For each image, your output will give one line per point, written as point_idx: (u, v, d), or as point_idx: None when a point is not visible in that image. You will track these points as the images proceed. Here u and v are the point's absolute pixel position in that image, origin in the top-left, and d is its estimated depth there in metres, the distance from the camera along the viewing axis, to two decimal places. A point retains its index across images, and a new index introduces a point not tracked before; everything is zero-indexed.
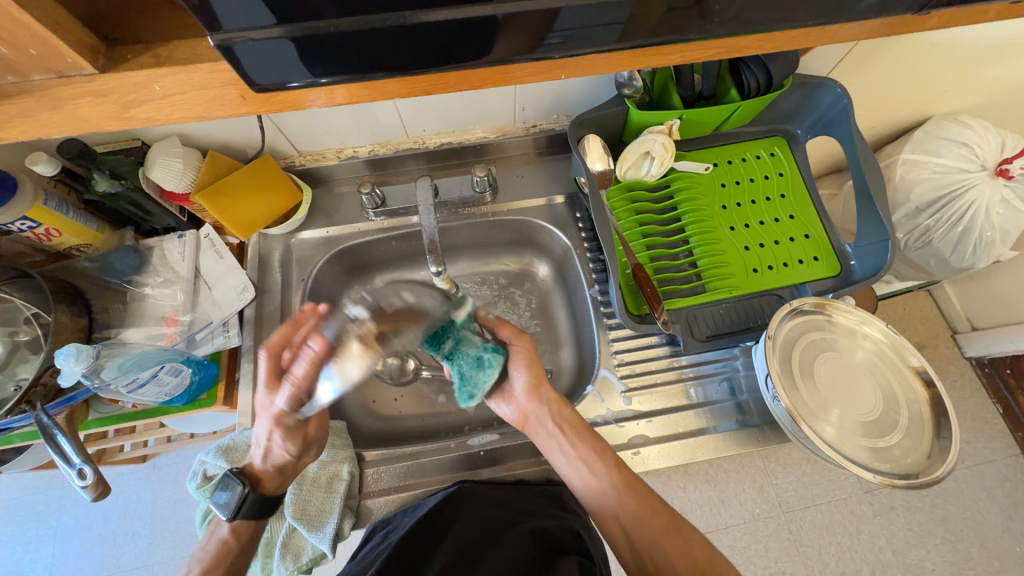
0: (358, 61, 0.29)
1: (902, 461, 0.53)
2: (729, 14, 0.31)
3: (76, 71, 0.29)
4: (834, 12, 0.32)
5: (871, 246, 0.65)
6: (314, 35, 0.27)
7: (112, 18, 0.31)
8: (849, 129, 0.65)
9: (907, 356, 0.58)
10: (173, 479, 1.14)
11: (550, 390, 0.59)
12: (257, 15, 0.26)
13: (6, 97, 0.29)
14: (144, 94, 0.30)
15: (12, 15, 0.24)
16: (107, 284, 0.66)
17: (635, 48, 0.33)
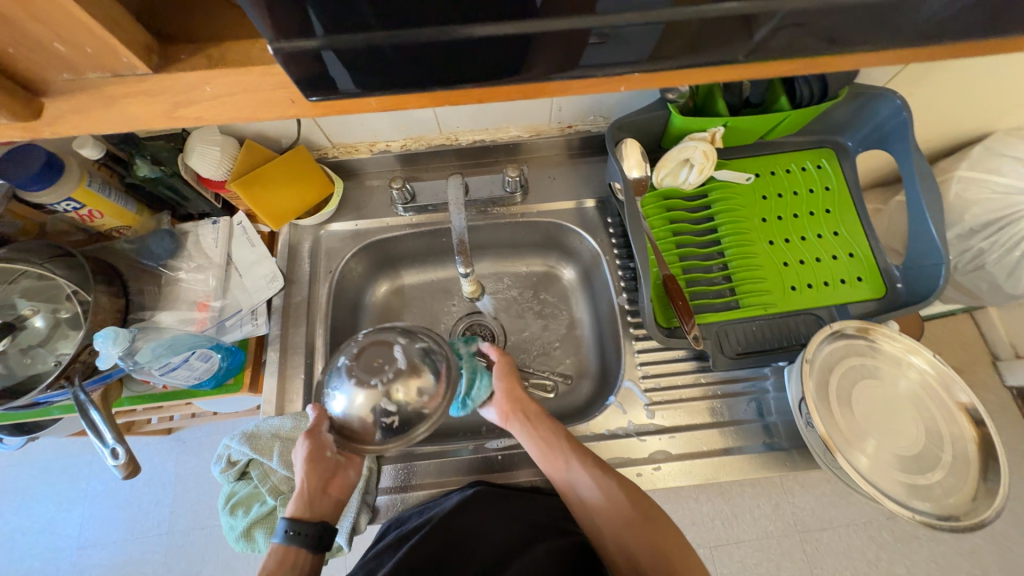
0: (409, 72, 0.29)
1: (943, 500, 0.50)
2: (804, 24, 0.29)
3: (130, 70, 0.29)
4: (925, 28, 0.29)
5: (922, 269, 0.61)
6: (362, 48, 0.27)
7: (165, 17, 0.31)
8: (907, 144, 0.61)
9: (955, 391, 0.54)
10: (195, 452, 1.18)
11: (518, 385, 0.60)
12: (306, 25, 0.25)
13: (66, 94, 0.29)
14: (195, 95, 0.30)
15: (71, 13, 0.24)
16: (143, 266, 0.68)
17: (698, 61, 0.31)
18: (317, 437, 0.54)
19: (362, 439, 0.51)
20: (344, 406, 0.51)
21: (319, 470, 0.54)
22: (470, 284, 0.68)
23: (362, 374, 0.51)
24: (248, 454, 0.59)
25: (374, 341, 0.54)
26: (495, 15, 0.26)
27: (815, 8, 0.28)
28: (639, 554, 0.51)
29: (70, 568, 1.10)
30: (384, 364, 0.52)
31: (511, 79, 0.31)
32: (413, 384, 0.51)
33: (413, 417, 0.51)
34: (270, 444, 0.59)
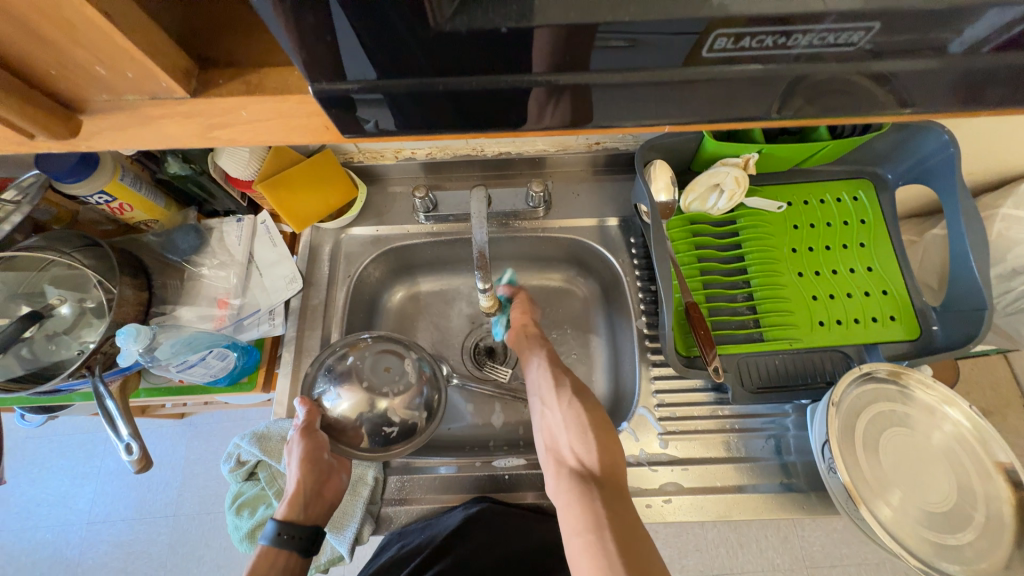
0: (450, 116, 0.29)
1: (974, 564, 0.48)
2: (848, 72, 0.28)
3: (168, 93, 0.29)
4: (983, 82, 0.28)
5: (961, 313, 0.58)
6: (411, 92, 0.28)
7: (206, 39, 0.31)
8: (952, 181, 0.58)
9: (994, 450, 0.51)
10: (205, 438, 1.20)
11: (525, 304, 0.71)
12: (362, 68, 0.26)
13: (109, 114, 0.30)
14: (230, 118, 0.30)
15: (116, 43, 0.25)
16: (168, 260, 0.69)
17: (737, 106, 0.30)
18: (312, 438, 0.58)
19: (351, 437, 0.59)
20: (345, 403, 0.60)
21: (314, 474, 0.56)
22: (489, 300, 0.66)
23: (369, 380, 0.60)
24: (258, 455, 0.59)
25: (390, 353, 0.63)
26: (536, 62, 0.27)
27: (864, 65, 0.27)
28: (573, 430, 0.57)
29: (78, 542, 1.12)
30: (388, 375, 0.61)
31: (546, 114, 0.30)
32: (408, 395, 0.61)
33: (410, 427, 0.60)
34: (279, 446, 0.60)
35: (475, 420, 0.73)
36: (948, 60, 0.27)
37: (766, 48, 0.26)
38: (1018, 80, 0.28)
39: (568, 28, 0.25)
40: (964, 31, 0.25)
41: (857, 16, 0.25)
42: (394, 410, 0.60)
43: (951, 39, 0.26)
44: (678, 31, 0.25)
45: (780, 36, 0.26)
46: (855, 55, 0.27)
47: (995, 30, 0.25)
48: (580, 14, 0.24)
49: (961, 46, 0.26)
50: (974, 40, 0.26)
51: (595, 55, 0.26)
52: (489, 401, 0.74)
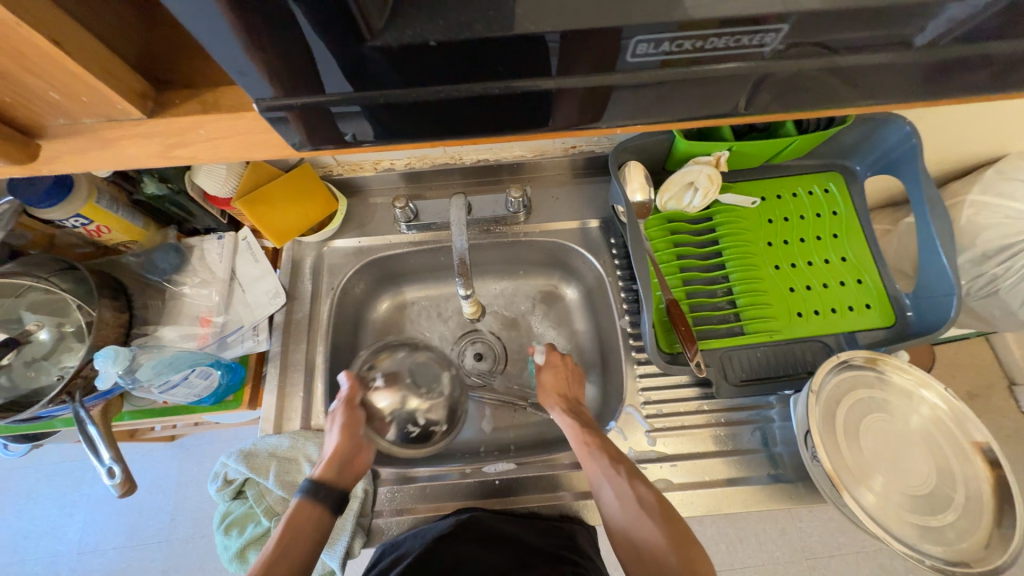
0: (420, 125, 0.31)
1: (955, 544, 0.48)
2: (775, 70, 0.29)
3: (124, 115, 0.30)
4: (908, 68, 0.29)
5: (934, 298, 0.59)
6: (384, 103, 0.29)
7: (162, 62, 0.32)
8: (916, 170, 0.60)
9: (970, 430, 0.53)
10: (197, 460, 1.18)
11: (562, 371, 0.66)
12: (331, 82, 0.27)
13: (67, 137, 0.31)
14: (190, 137, 0.31)
15: (66, 68, 0.26)
16: (149, 281, 0.68)
17: (679, 103, 0.32)
18: (352, 410, 0.58)
19: (383, 431, 0.59)
20: (384, 399, 0.59)
21: (349, 445, 0.56)
22: (472, 305, 0.66)
23: (413, 377, 0.60)
24: (244, 473, 0.59)
25: (434, 359, 0.63)
26: (476, 70, 0.28)
27: (785, 62, 0.29)
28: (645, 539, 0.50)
29: (69, 573, 1.10)
30: (425, 377, 0.61)
31: (499, 122, 0.32)
32: (435, 404, 0.60)
33: (431, 433, 0.60)
34: (267, 462, 0.59)
35: (466, 427, 0.73)
36: (864, 58, 0.29)
37: (687, 52, 0.28)
38: (940, 70, 0.29)
39: (499, 40, 0.26)
40: (885, 26, 0.27)
41: (778, 20, 0.26)
42: (426, 415, 0.59)
43: (864, 39, 0.28)
44: (599, 39, 0.27)
45: (697, 40, 0.27)
46: (774, 54, 0.28)
47: (905, 24, 0.27)
48: (511, 26, 0.25)
49: (876, 40, 0.28)
50: (885, 38, 0.28)
51: (531, 65, 0.28)
52: (479, 407, 0.75)
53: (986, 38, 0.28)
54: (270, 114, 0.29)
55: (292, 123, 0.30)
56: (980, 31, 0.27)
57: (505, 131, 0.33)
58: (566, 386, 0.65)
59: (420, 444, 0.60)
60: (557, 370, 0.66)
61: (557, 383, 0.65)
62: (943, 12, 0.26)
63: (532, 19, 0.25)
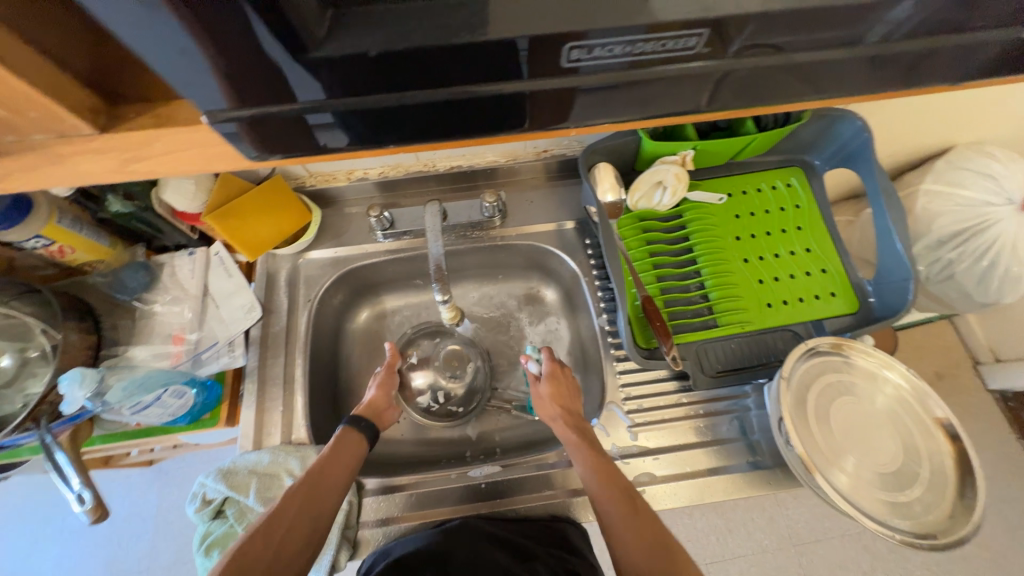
0: (396, 130, 0.32)
1: (923, 518, 0.51)
2: (714, 70, 0.31)
3: (74, 130, 0.30)
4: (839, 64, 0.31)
5: (893, 283, 0.62)
6: (360, 109, 0.30)
7: (113, 76, 0.32)
8: (870, 162, 0.63)
9: (932, 407, 0.55)
10: (177, 484, 1.15)
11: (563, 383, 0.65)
12: (304, 89, 0.28)
13: (15, 154, 0.31)
14: (146, 150, 0.32)
15: (12, 86, 0.26)
16: (116, 300, 0.67)
17: (632, 103, 0.33)
18: (390, 374, 0.68)
19: (413, 399, 0.73)
20: (419, 377, 0.73)
21: (382, 399, 0.66)
22: (450, 311, 0.67)
23: (444, 361, 0.75)
24: (224, 492, 0.58)
25: (460, 350, 0.76)
26: (425, 77, 0.29)
27: (721, 64, 0.30)
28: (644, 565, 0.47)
29: None
30: (455, 361, 0.75)
31: (460, 125, 0.33)
32: (459, 387, 0.73)
33: (451, 412, 0.73)
34: (246, 480, 0.58)
35: (451, 433, 0.73)
36: (794, 57, 0.30)
37: (621, 56, 0.29)
38: (867, 66, 0.31)
39: (443, 48, 0.27)
40: (807, 29, 0.29)
41: (706, 23, 0.28)
42: (448, 393, 0.73)
43: (791, 39, 0.29)
44: (541, 46, 0.28)
45: (626, 45, 0.28)
46: (706, 54, 0.30)
47: (827, 24, 0.28)
48: (455, 32, 0.26)
49: (802, 40, 0.29)
50: (811, 38, 0.29)
51: (477, 69, 0.29)
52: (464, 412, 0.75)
53: (906, 36, 0.30)
54: (219, 123, 0.30)
55: (241, 135, 0.31)
56: (897, 31, 0.29)
57: (462, 134, 0.34)
58: (567, 397, 0.64)
59: (437, 418, 0.72)
60: (559, 380, 0.65)
61: (558, 393, 0.64)
62: (860, 13, 0.28)
63: (474, 27, 0.26)
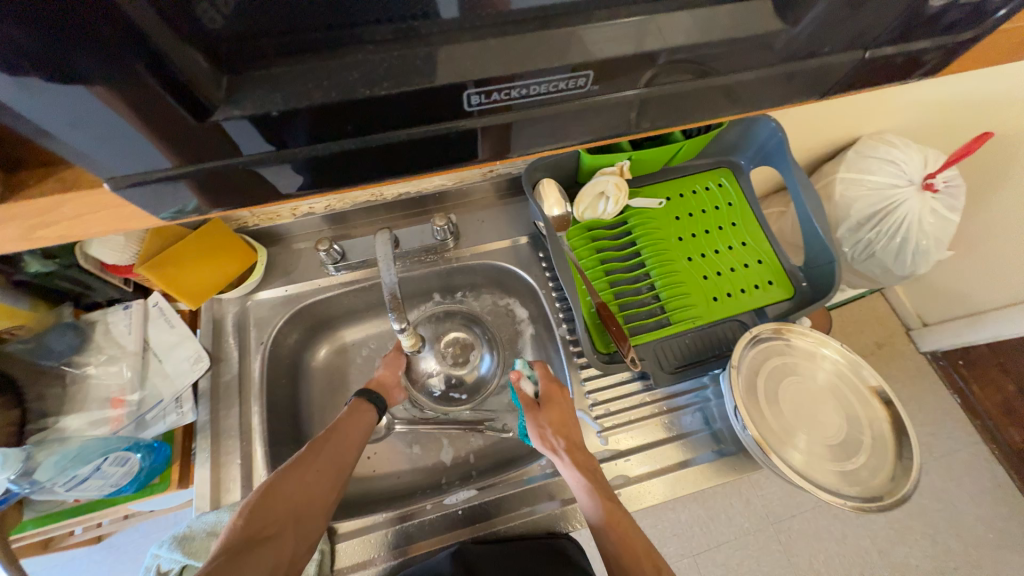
0: (351, 173, 0.33)
1: (870, 482, 0.54)
2: (622, 97, 0.33)
3: None
4: (732, 86, 0.34)
5: (820, 267, 0.67)
6: (319, 155, 0.31)
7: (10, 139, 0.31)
8: (786, 159, 0.68)
9: (866, 376, 0.60)
10: (132, 558, 1.05)
11: (564, 411, 0.62)
12: (256, 143, 0.29)
13: None
14: (54, 215, 0.32)
15: None
16: (42, 367, 0.61)
17: (554, 131, 0.35)
18: (398, 353, 0.70)
19: (422, 381, 0.72)
20: (430, 363, 0.73)
21: (391, 377, 0.67)
22: (410, 338, 0.66)
23: (457, 350, 0.74)
24: (180, 560, 0.53)
25: (470, 341, 0.75)
26: (344, 128, 0.30)
27: (624, 92, 0.33)
28: None
29: None
30: (466, 350, 0.75)
31: (399, 166, 0.34)
32: (466, 374, 0.73)
33: (454, 399, 0.73)
34: (206, 543, 0.54)
35: (425, 462, 0.72)
36: (688, 82, 0.33)
37: (543, 94, 0.31)
38: (757, 85, 0.35)
39: (354, 99, 0.28)
40: (696, 56, 0.31)
41: (603, 58, 0.30)
42: (450, 380, 0.73)
43: (681, 67, 0.32)
44: (448, 90, 0.29)
45: (519, 89, 0.30)
46: (607, 86, 0.32)
47: (709, 53, 0.31)
48: (366, 84, 0.28)
49: (692, 70, 0.32)
50: (698, 68, 0.32)
51: (393, 116, 0.30)
52: (436, 438, 0.73)
53: (785, 58, 0.33)
54: (122, 189, 0.30)
55: (187, 187, 0.31)
56: (777, 53, 0.33)
57: (397, 173, 0.35)
58: (570, 424, 0.61)
59: (440, 404, 0.72)
60: (561, 405, 0.62)
61: (560, 420, 0.61)
62: (735, 43, 0.31)
63: (385, 77, 0.28)
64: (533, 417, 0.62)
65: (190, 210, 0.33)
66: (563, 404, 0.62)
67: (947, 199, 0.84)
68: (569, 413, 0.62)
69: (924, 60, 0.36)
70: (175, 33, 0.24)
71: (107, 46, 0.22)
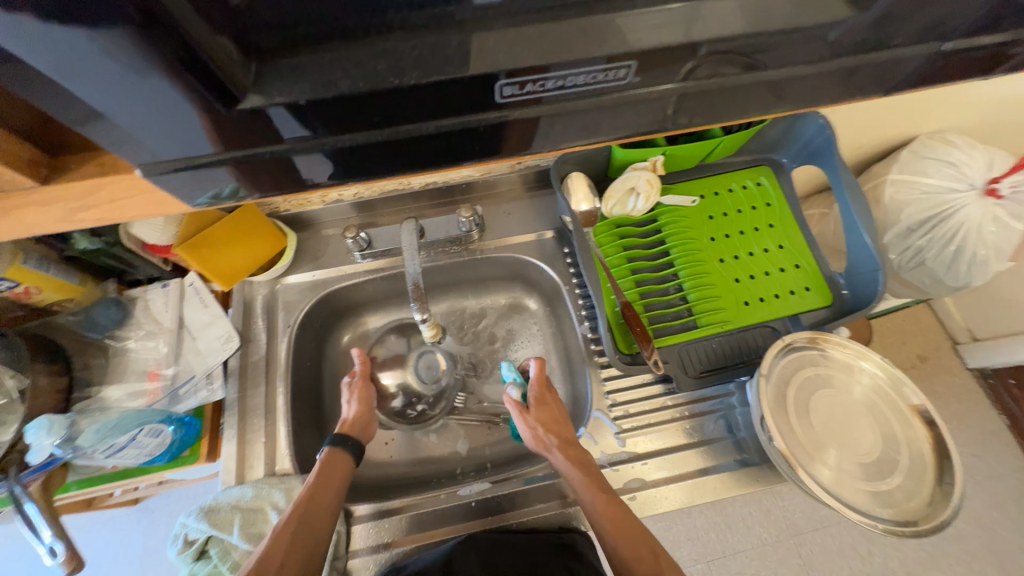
0: (383, 163, 0.33)
1: (905, 505, 0.51)
2: (659, 91, 0.31)
3: (16, 186, 0.32)
4: (780, 80, 0.32)
5: (863, 275, 0.63)
6: (355, 145, 0.31)
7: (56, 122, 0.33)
8: (833, 159, 0.64)
9: (907, 394, 0.56)
10: (165, 521, 1.11)
11: (552, 410, 0.63)
12: (295, 129, 0.29)
13: None
14: (94, 199, 0.34)
15: None
16: (89, 339, 0.65)
17: (588, 125, 0.33)
18: (365, 384, 0.69)
19: (389, 400, 0.72)
20: (389, 378, 0.73)
21: (365, 413, 0.66)
22: (431, 329, 0.67)
23: (413, 364, 0.73)
24: (206, 530, 0.56)
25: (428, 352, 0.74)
26: (374, 118, 0.30)
27: (662, 87, 0.31)
28: None
29: None
30: (423, 363, 0.73)
31: (433, 160, 0.34)
32: (423, 388, 0.72)
33: (418, 412, 0.72)
34: (230, 516, 0.57)
35: (440, 452, 0.73)
36: (732, 76, 0.31)
37: (579, 86, 0.30)
38: (807, 80, 0.32)
39: (384, 89, 0.28)
40: (742, 47, 0.29)
41: (643, 50, 0.28)
42: (411, 396, 0.72)
43: (724, 61, 0.30)
44: (480, 81, 0.28)
45: (559, 79, 0.29)
46: (646, 80, 0.31)
47: (757, 46, 0.29)
48: (394, 73, 0.27)
49: (736, 63, 0.30)
50: (743, 61, 0.30)
51: (427, 106, 0.29)
52: (453, 428, 0.74)
53: (842, 51, 0.31)
54: (154, 175, 0.30)
55: (228, 173, 0.32)
56: (833, 46, 0.30)
57: (427, 165, 0.35)
58: (559, 421, 0.62)
59: (406, 420, 0.72)
60: (547, 405, 0.64)
61: (549, 419, 0.62)
62: (786, 35, 0.29)
63: (412, 64, 0.27)
64: (523, 419, 0.62)
65: (225, 196, 0.34)
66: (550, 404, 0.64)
67: (1013, 205, 0.77)
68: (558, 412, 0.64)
69: (1002, 55, 0.32)
70: (207, 23, 0.24)
71: (140, 33, 0.22)
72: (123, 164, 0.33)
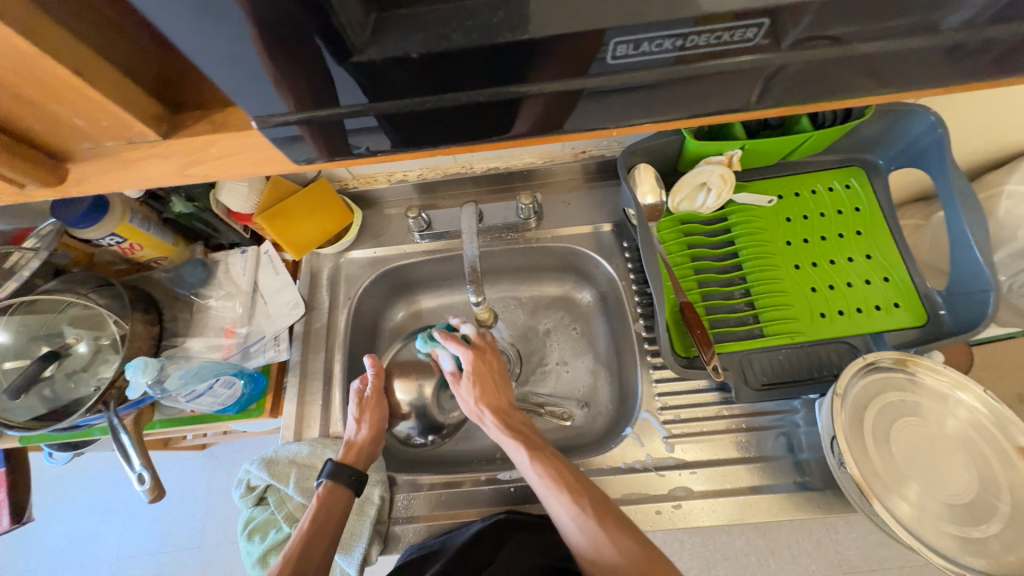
0: (438, 135, 0.33)
1: (1001, 557, 0.45)
2: (760, 65, 0.29)
3: (140, 139, 0.35)
4: (902, 56, 0.29)
5: (967, 294, 0.56)
6: (411, 108, 0.31)
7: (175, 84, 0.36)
8: (943, 160, 0.57)
9: (1013, 434, 0.49)
10: (226, 468, 1.22)
11: (486, 382, 0.63)
12: (355, 96, 0.30)
13: (105, 155, 0.36)
14: (201, 157, 0.36)
15: (85, 98, 0.31)
16: (178, 294, 0.72)
17: (676, 101, 0.32)
18: (377, 403, 0.64)
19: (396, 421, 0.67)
20: (402, 392, 0.67)
21: (372, 442, 0.62)
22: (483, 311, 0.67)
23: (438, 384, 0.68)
24: (266, 480, 0.60)
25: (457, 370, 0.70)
26: (464, 85, 0.30)
27: (765, 60, 0.29)
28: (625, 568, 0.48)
29: None
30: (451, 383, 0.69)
31: (513, 133, 0.34)
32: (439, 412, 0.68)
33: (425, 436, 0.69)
34: (287, 470, 0.61)
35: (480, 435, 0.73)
36: (849, 48, 0.28)
37: (682, 49, 0.28)
38: (934, 58, 0.29)
39: (484, 49, 0.27)
40: (865, 15, 0.27)
41: (748, 17, 0.26)
42: (425, 420, 0.68)
43: (842, 30, 0.27)
44: (573, 47, 0.28)
45: (676, 40, 0.28)
46: (750, 51, 0.28)
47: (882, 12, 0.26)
48: (487, 37, 0.27)
49: (855, 33, 0.27)
50: (864, 32, 0.27)
51: (520, 70, 0.29)
52: None
53: (983, 23, 0.27)
54: (267, 128, 0.31)
55: (303, 135, 0.32)
56: (971, 18, 0.27)
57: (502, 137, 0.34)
58: (496, 392, 0.63)
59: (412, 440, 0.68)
60: (481, 375, 0.63)
61: (485, 390, 0.63)
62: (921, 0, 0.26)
63: (505, 28, 0.27)
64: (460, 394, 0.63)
65: (306, 160, 0.35)
66: (485, 376, 0.63)
67: None
68: (494, 383, 0.64)
69: None
70: None
71: None
72: (229, 126, 0.35)
